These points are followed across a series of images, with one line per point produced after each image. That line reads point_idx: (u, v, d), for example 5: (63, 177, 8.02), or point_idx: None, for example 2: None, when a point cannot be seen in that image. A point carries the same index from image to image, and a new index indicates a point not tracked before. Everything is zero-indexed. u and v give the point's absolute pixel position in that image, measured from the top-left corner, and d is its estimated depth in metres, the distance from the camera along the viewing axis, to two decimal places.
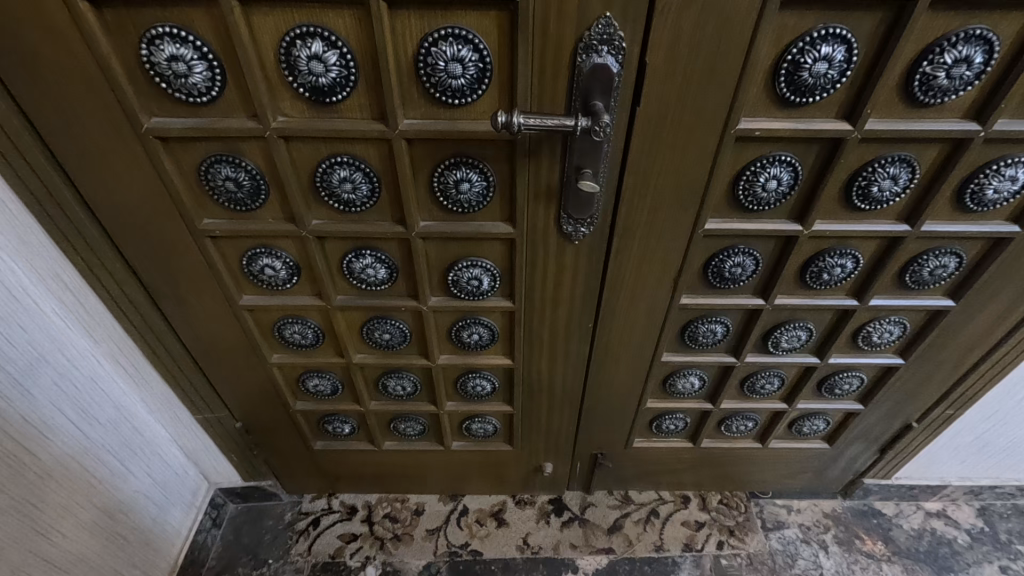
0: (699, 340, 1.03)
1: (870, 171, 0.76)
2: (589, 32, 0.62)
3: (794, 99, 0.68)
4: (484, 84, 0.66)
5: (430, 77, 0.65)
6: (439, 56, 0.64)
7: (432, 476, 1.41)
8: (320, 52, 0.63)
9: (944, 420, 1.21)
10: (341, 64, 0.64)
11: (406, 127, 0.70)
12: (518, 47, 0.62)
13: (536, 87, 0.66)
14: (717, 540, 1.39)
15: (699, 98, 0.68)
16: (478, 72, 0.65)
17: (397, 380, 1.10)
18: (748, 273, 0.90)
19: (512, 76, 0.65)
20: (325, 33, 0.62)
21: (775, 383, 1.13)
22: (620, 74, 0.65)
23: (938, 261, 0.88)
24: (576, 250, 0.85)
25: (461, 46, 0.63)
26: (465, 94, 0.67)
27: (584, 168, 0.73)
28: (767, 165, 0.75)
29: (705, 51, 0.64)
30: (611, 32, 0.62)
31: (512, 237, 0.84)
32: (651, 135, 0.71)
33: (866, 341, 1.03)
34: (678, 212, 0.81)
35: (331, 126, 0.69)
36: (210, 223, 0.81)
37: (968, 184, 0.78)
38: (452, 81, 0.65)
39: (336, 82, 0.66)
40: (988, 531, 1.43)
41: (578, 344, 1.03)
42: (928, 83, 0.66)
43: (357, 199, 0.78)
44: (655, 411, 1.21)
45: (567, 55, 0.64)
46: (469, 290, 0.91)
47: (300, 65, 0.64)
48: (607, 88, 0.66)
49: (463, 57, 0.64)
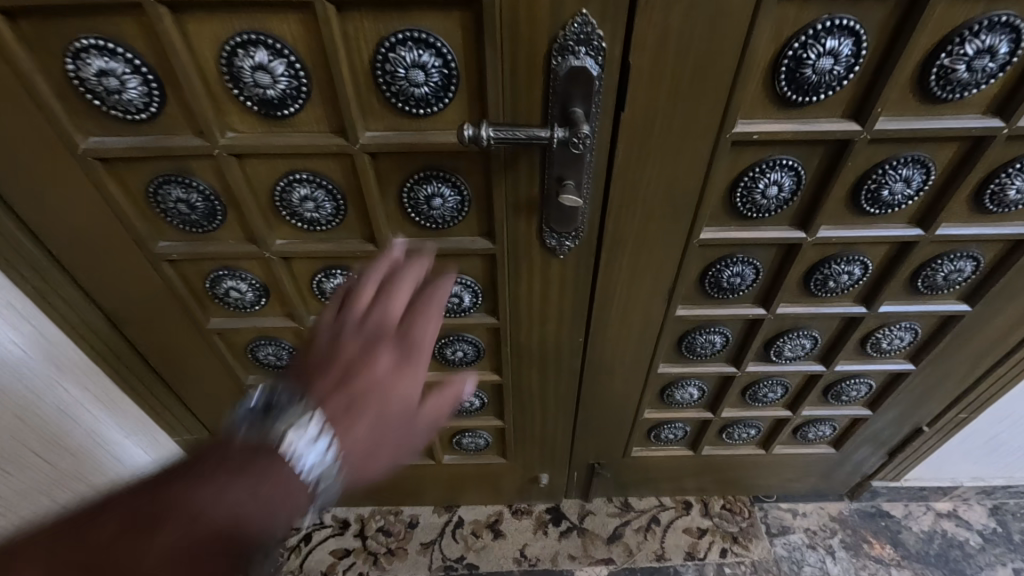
0: (697, 350, 0.97)
1: (881, 174, 0.69)
2: (563, 32, 0.55)
3: (796, 98, 0.61)
4: (450, 92, 0.59)
5: (390, 85, 0.59)
6: (399, 62, 0.57)
7: (425, 489, 1.37)
8: (265, 61, 0.57)
9: (957, 424, 1.15)
10: (290, 74, 0.58)
11: (368, 140, 0.63)
12: (485, 50, 0.56)
13: (509, 93, 0.60)
14: (720, 547, 1.35)
15: (691, 99, 0.61)
16: (443, 78, 0.58)
17: None
18: (748, 282, 0.84)
19: (481, 81, 0.59)
20: (269, 40, 0.55)
21: (778, 391, 1.08)
22: (601, 78, 0.58)
23: (953, 265, 0.81)
24: (561, 264, 0.79)
25: (422, 50, 0.56)
26: (430, 103, 0.60)
27: (566, 179, 0.66)
28: (767, 170, 0.68)
29: (696, 48, 0.57)
30: (589, 31, 0.55)
31: (492, 252, 0.78)
32: (638, 141, 0.65)
33: (875, 347, 0.97)
34: (671, 222, 0.74)
35: (285, 141, 0.63)
36: (166, 246, 0.75)
37: (988, 185, 0.71)
38: (415, 89, 0.59)
39: (286, 94, 0.59)
40: (1001, 532, 1.38)
41: (569, 359, 0.97)
42: (946, 77, 0.59)
43: (322, 218, 0.72)
44: (653, 421, 1.16)
45: (540, 58, 0.57)
46: (450, 307, 0.86)
47: (244, 76, 0.57)
48: (586, 93, 0.59)
49: (425, 62, 0.57)
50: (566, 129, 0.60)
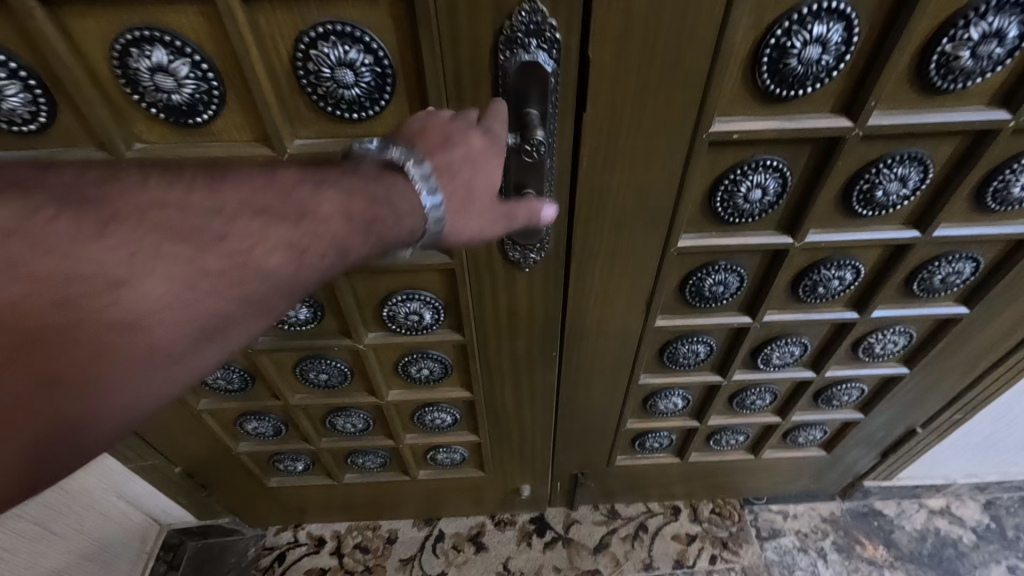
0: (680, 360, 0.91)
1: (874, 173, 0.62)
2: (510, 23, 0.48)
3: (780, 92, 0.54)
4: (386, 93, 0.52)
5: (316, 87, 0.51)
6: (322, 60, 0.49)
7: (403, 503, 1.31)
8: (165, 62, 0.48)
9: (952, 424, 1.11)
10: (197, 76, 0.50)
11: (298, 150, 0.56)
12: (421, 44, 0.48)
13: (454, 94, 0.52)
14: (710, 554, 1.31)
15: (660, 96, 0.54)
16: (376, 78, 0.51)
17: (346, 418, 0.99)
18: (732, 291, 0.77)
19: (421, 80, 0.51)
20: (166, 37, 0.47)
21: (767, 398, 1.02)
22: (557, 74, 0.51)
23: (952, 267, 0.76)
24: (528, 277, 0.72)
25: (348, 46, 0.48)
26: (364, 106, 0.52)
27: (526, 189, 0.59)
28: (750, 172, 0.62)
29: (665, 37, 0.50)
30: (540, 21, 0.48)
31: (452, 266, 0.71)
32: (604, 143, 0.57)
33: (867, 352, 0.91)
34: (646, 229, 0.68)
35: (203, 153, 0.55)
36: None
37: (990, 182, 0.65)
38: (344, 91, 0.51)
39: (195, 99, 0.51)
40: (995, 528, 1.35)
41: (545, 373, 0.91)
42: (948, 64, 0.53)
43: None
44: (637, 431, 1.10)
45: (486, 52, 0.50)
46: (409, 325, 0.79)
47: (143, 80, 0.49)
48: (541, 92, 0.52)
49: (353, 60, 0.49)
50: (518, 133, 0.54)
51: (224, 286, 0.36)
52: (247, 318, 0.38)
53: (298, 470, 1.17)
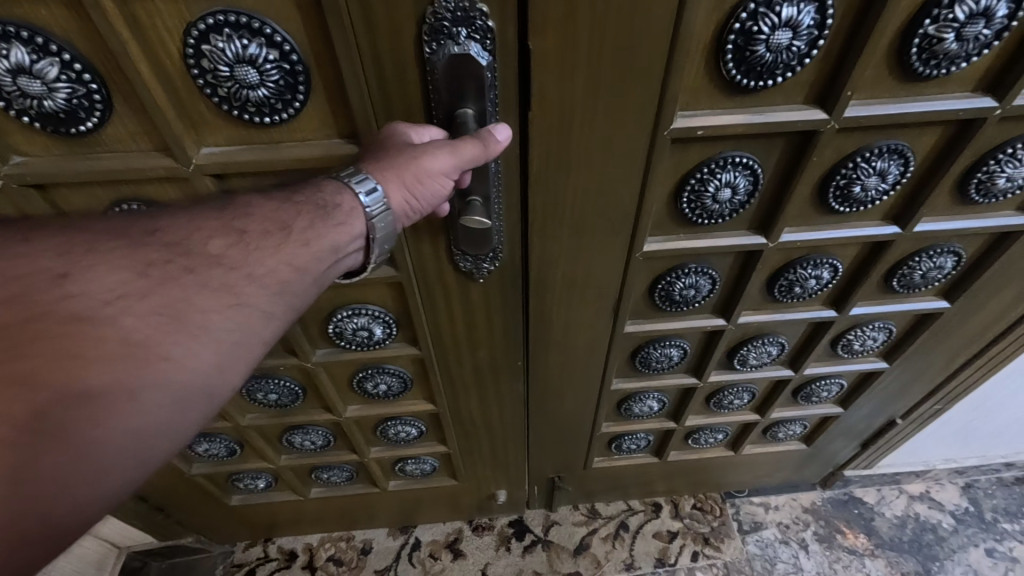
0: (653, 364, 0.86)
1: (851, 168, 0.57)
2: (435, 10, 0.42)
3: (747, 83, 0.48)
4: (299, 94, 0.46)
5: (216, 88, 0.45)
6: (218, 57, 0.43)
7: (376, 514, 1.27)
8: (25, 62, 0.42)
9: (932, 414, 1.08)
10: (70, 79, 0.44)
11: (205, 159, 0.50)
12: (333, 35, 0.42)
13: (377, 92, 0.47)
14: (692, 551, 1.29)
15: (613, 91, 0.48)
16: (285, 77, 0.45)
17: (304, 435, 0.96)
18: (704, 294, 0.72)
19: (340, 77, 0.46)
20: (24, 33, 0.41)
21: (745, 397, 0.98)
22: (494, 68, 0.46)
23: (933, 262, 0.71)
24: (484, 288, 0.67)
25: (247, 39, 0.42)
26: (275, 108, 0.47)
27: (472, 197, 0.54)
28: (718, 170, 0.56)
29: (614, 24, 0.43)
30: (468, 7, 0.42)
31: (399, 279, 0.65)
32: (555, 144, 0.52)
33: (846, 348, 0.88)
34: (608, 234, 0.62)
35: (93, 167, 0.50)
36: None
37: (974, 174, 0.60)
38: (249, 92, 0.45)
39: (73, 105, 0.45)
40: (973, 511, 1.35)
41: (512, 383, 0.86)
42: (931, 49, 0.47)
43: None
44: (613, 434, 1.06)
45: (410, 44, 0.44)
46: (359, 341, 0.73)
47: (4, 85, 0.43)
48: (477, 89, 0.46)
49: (254, 55, 0.43)
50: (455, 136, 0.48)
51: (189, 280, 0.38)
52: (229, 318, 0.40)
53: (260, 488, 1.13)
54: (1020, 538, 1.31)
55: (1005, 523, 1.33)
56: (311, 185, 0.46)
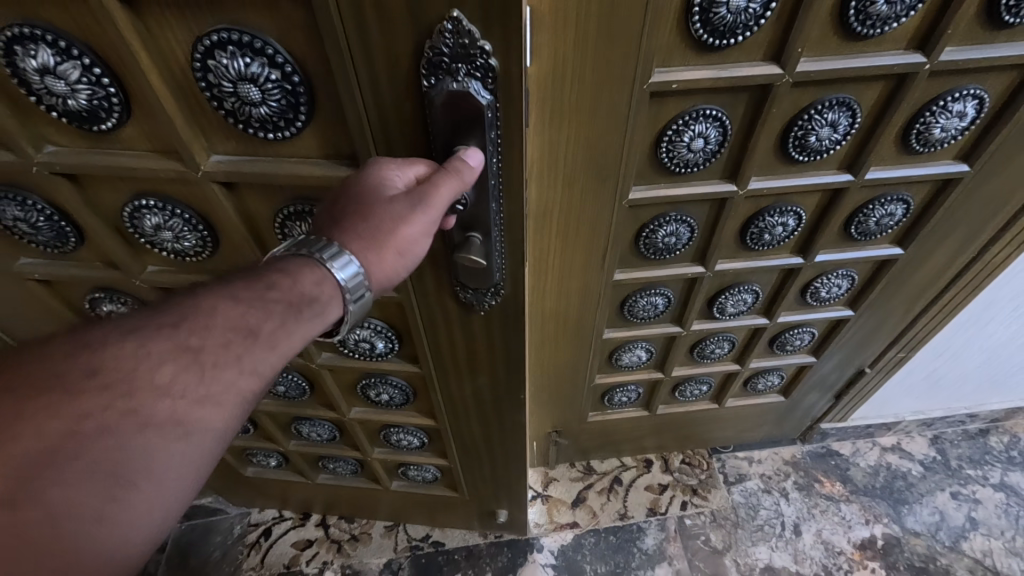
0: (640, 313, 0.96)
1: (807, 120, 0.66)
2: (437, 42, 0.44)
3: (713, 42, 0.57)
4: (300, 113, 0.50)
5: (223, 101, 0.50)
6: (223, 73, 0.47)
7: (378, 508, 1.31)
8: (53, 64, 0.47)
9: (897, 363, 1.17)
10: (90, 81, 0.48)
11: (213, 167, 0.56)
12: (331, 54, 0.45)
13: (374, 107, 0.49)
14: (681, 500, 1.38)
15: (597, 57, 0.57)
16: (286, 96, 0.49)
17: (312, 427, 1.06)
18: (684, 241, 0.81)
19: (337, 95, 0.49)
20: (49, 36, 0.46)
21: (725, 347, 1.08)
22: (494, 106, 0.48)
23: (885, 210, 0.81)
24: (484, 318, 0.70)
25: (250, 58, 0.46)
26: (276, 124, 0.51)
27: (472, 233, 0.57)
28: (691, 122, 0.65)
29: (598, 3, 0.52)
30: (467, 44, 0.44)
31: (400, 300, 0.71)
32: (551, 96, 0.61)
33: (814, 297, 0.97)
34: (597, 184, 0.71)
35: (112, 161, 0.56)
36: (27, 264, 0.71)
37: (913, 125, 0.69)
38: (253, 107, 0.50)
39: (94, 105, 0.50)
40: (941, 460, 1.45)
41: (512, 409, 0.89)
42: (866, 10, 0.56)
43: (184, 246, 0.67)
44: (606, 386, 1.15)
45: (406, 73, 0.46)
46: (362, 350, 0.83)
47: (34, 82, 0.49)
48: (478, 126, 0.48)
49: (255, 74, 0.47)
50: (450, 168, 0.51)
51: (130, 423, 0.38)
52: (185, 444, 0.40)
53: (272, 465, 1.20)
54: (982, 482, 1.42)
55: (969, 469, 1.44)
56: (288, 263, 0.46)
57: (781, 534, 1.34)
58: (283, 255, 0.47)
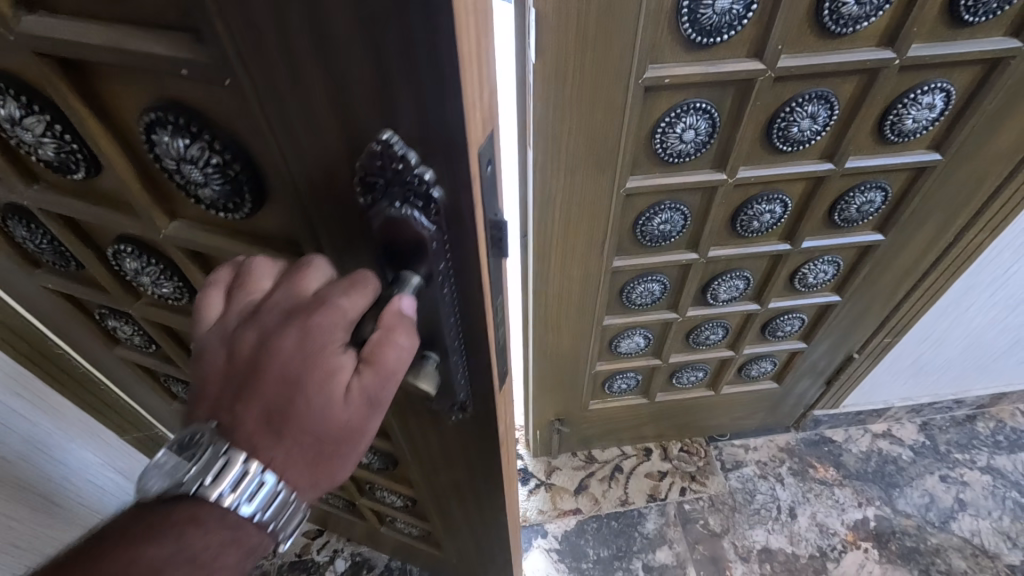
0: (637, 300, 1.01)
1: (788, 112, 0.72)
2: (367, 164, 0.32)
3: (700, 40, 0.63)
4: (248, 199, 0.39)
5: (172, 175, 0.40)
6: (164, 149, 0.37)
7: (374, 543, 1.26)
8: (17, 115, 0.41)
9: (884, 348, 1.22)
10: (55, 135, 0.42)
11: (172, 233, 0.47)
12: (265, 141, 0.34)
13: (310, 205, 0.37)
14: (680, 486, 1.43)
15: (601, 49, 0.62)
16: (229, 181, 0.37)
17: None
18: (677, 229, 0.87)
19: (284, 184, 0.37)
20: (9, 90, 0.39)
21: (719, 333, 1.14)
22: (441, 235, 0.34)
23: (865, 197, 0.86)
24: (458, 428, 0.58)
25: (189, 139, 0.36)
26: (226, 208, 0.40)
27: (426, 354, 0.42)
28: (682, 114, 0.71)
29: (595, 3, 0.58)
30: (402, 170, 0.31)
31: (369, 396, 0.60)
32: (554, 89, 0.66)
33: (802, 283, 1.03)
34: (595, 172, 0.76)
35: (94, 209, 0.50)
36: (43, 283, 0.72)
37: (887, 116, 0.75)
38: (199, 187, 0.39)
39: (63, 156, 0.44)
40: (929, 445, 1.51)
41: (493, 507, 0.77)
42: (839, 11, 0.62)
43: (166, 291, 0.62)
44: (607, 373, 1.20)
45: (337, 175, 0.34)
46: None
47: (5, 127, 0.43)
48: (420, 256, 0.35)
49: (195, 156, 0.37)
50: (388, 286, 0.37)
51: None
52: None
53: None
54: (970, 465, 1.47)
55: (957, 453, 1.49)
56: (195, 523, 0.35)
57: (778, 518, 1.38)
58: (178, 493, 0.35)
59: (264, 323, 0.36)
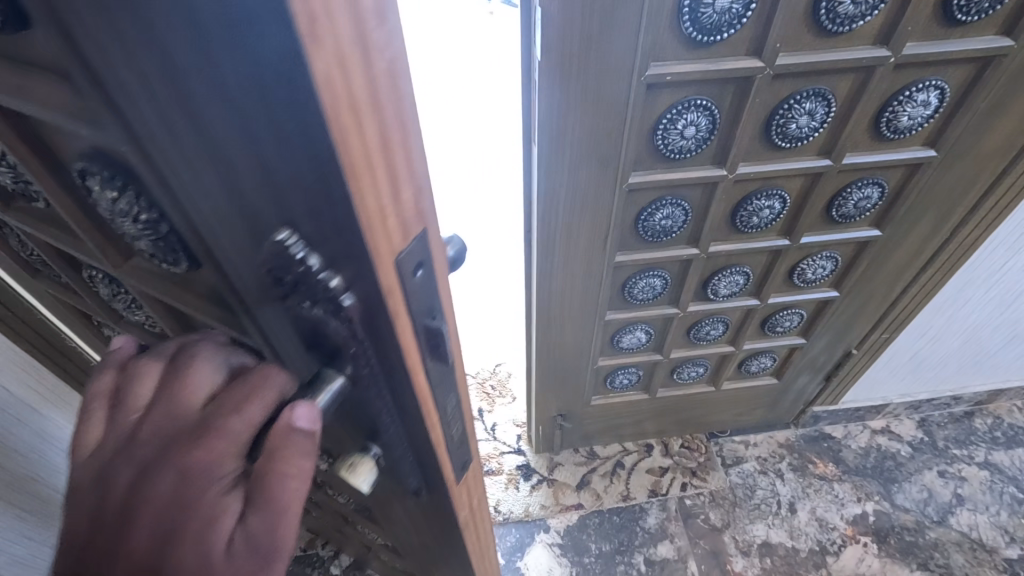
0: (639, 295, 1.03)
1: (786, 109, 0.74)
2: (270, 262, 0.28)
3: (701, 38, 0.64)
4: (182, 256, 0.36)
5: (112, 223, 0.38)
6: (98, 199, 0.35)
7: (367, 559, 1.22)
8: None
9: (882, 344, 1.24)
10: (11, 165, 0.43)
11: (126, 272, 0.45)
12: (178, 215, 0.30)
13: (231, 281, 0.33)
14: (681, 482, 1.44)
15: (605, 48, 0.64)
16: (161, 239, 0.35)
17: None
18: (679, 224, 0.89)
19: (206, 255, 0.33)
20: None
21: (719, 329, 1.16)
22: (362, 339, 0.30)
23: (862, 192, 0.88)
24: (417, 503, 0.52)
25: (115, 193, 0.33)
26: (163, 261, 0.38)
27: (369, 447, 0.40)
28: (683, 111, 0.72)
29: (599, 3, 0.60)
30: (305, 273, 0.27)
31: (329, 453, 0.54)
32: (558, 87, 0.68)
33: (802, 278, 1.05)
34: (598, 169, 0.78)
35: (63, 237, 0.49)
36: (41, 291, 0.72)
37: (883, 114, 0.77)
38: (135, 240, 0.37)
39: (25, 184, 0.45)
40: (928, 441, 1.52)
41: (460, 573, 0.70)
42: (835, 10, 0.64)
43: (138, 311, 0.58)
44: (609, 368, 1.21)
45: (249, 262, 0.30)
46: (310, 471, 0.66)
47: None
48: (343, 355, 0.31)
49: (123, 211, 0.34)
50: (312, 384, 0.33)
51: None
52: None
53: None
54: (968, 461, 1.49)
55: (955, 448, 1.51)
56: None
57: (778, 512, 1.40)
58: None
59: (143, 454, 0.33)
